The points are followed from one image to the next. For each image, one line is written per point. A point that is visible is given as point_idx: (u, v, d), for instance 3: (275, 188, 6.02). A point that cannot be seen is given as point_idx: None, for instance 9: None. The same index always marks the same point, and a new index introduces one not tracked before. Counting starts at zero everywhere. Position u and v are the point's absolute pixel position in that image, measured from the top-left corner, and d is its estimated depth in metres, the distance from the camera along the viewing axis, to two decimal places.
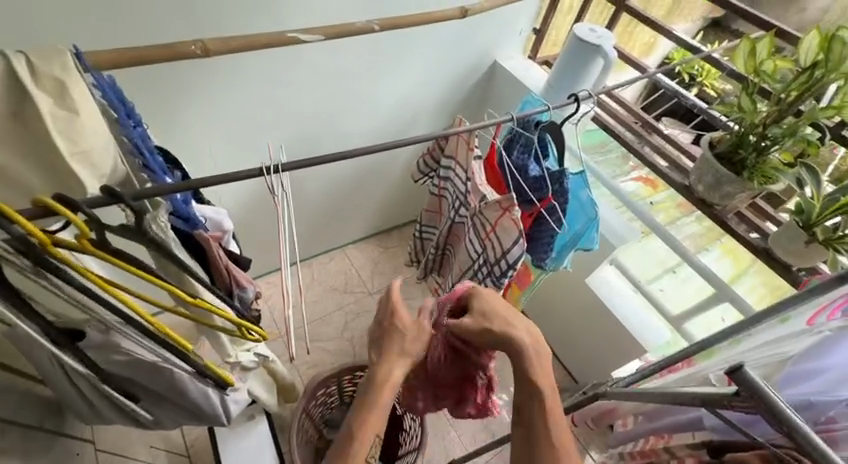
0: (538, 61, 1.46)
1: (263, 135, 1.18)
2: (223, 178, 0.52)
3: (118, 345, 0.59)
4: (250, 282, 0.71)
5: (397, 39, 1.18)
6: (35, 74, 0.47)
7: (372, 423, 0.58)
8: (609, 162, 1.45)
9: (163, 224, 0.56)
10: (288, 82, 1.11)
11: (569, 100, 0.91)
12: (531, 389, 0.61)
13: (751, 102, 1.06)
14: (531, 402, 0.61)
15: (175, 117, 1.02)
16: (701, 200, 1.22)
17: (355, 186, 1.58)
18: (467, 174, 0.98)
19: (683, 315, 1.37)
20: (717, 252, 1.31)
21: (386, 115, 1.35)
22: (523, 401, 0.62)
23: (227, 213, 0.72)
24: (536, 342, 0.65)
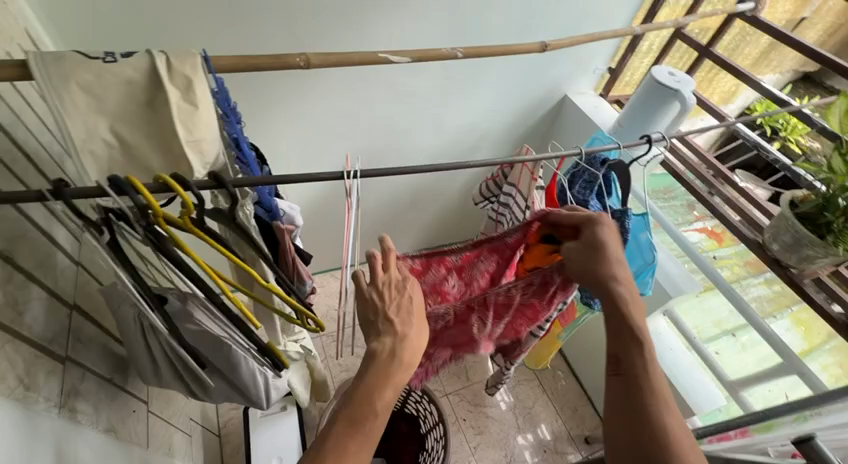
0: (609, 100, 1.46)
1: (336, 144, 1.26)
2: (307, 178, 0.57)
3: (192, 315, 0.66)
4: (310, 277, 0.76)
5: (473, 67, 1.23)
6: (171, 71, 0.55)
7: (385, 399, 0.58)
8: (674, 208, 1.42)
9: (248, 212, 0.62)
10: (364, 97, 1.18)
11: (641, 140, 0.90)
12: (625, 335, 0.63)
13: (843, 164, 1.00)
14: (629, 351, 0.61)
15: (262, 119, 1.12)
16: (774, 260, 1.16)
17: (410, 202, 1.62)
18: (527, 203, 1.00)
19: (738, 382, 1.25)
20: (787, 323, 1.21)
21: (452, 137, 1.39)
22: (620, 352, 0.62)
23: (299, 210, 0.78)
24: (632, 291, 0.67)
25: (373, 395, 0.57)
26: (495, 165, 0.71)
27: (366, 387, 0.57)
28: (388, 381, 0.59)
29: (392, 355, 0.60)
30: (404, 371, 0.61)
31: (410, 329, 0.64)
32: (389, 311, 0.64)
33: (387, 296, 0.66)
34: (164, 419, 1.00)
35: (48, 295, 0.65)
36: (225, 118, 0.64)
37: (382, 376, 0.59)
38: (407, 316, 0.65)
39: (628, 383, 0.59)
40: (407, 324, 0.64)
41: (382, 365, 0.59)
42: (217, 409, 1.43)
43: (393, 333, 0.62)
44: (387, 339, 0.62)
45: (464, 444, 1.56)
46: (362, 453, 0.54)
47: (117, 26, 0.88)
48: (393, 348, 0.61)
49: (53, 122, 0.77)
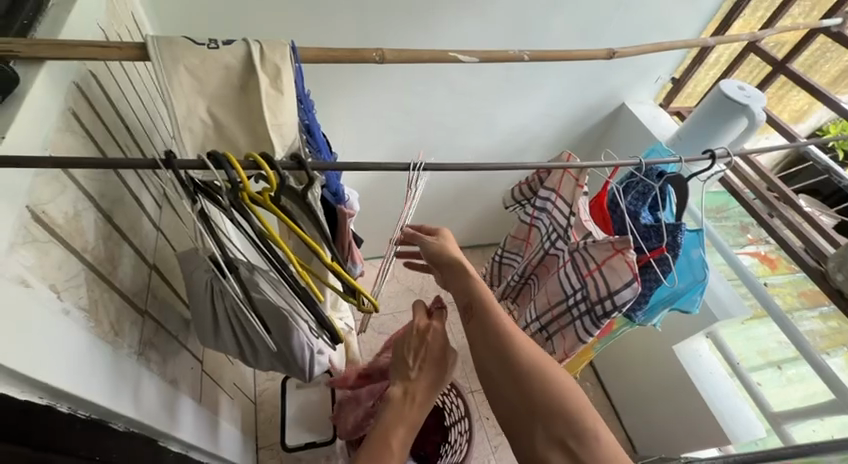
0: (669, 111, 1.42)
1: (389, 137, 1.30)
2: (378, 166, 0.60)
3: (257, 284, 0.70)
4: (360, 261, 0.82)
5: (532, 69, 1.23)
6: (264, 60, 0.60)
7: (400, 435, 0.70)
8: (725, 228, 1.37)
9: (315, 196, 0.64)
10: (422, 93, 1.21)
11: (704, 156, 0.87)
12: (486, 324, 0.67)
13: None
14: (490, 337, 0.66)
15: (324, 108, 1.18)
16: (838, 293, 1.10)
17: (454, 199, 1.65)
18: (570, 209, 0.98)
19: (782, 416, 1.19)
20: (840, 360, 1.13)
21: (502, 138, 1.40)
22: (477, 318, 0.69)
23: (357, 196, 0.83)
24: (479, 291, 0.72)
25: (387, 434, 0.70)
26: (539, 168, 0.74)
27: (384, 425, 0.71)
28: (403, 418, 0.72)
29: (405, 393, 0.75)
30: (417, 408, 0.74)
31: (424, 377, 0.76)
32: (409, 357, 0.79)
33: (410, 345, 0.80)
34: (214, 379, 1.08)
35: (134, 252, 0.72)
36: (300, 105, 0.69)
37: (395, 413, 0.73)
38: (421, 363, 0.77)
39: (497, 366, 0.63)
40: (424, 371, 0.77)
41: (395, 406, 0.73)
42: (256, 378, 1.53)
43: (401, 382, 0.77)
44: (401, 383, 0.77)
45: (485, 442, 1.58)
46: None
47: (205, 13, 0.95)
48: (405, 389, 0.76)
49: (148, 98, 0.85)
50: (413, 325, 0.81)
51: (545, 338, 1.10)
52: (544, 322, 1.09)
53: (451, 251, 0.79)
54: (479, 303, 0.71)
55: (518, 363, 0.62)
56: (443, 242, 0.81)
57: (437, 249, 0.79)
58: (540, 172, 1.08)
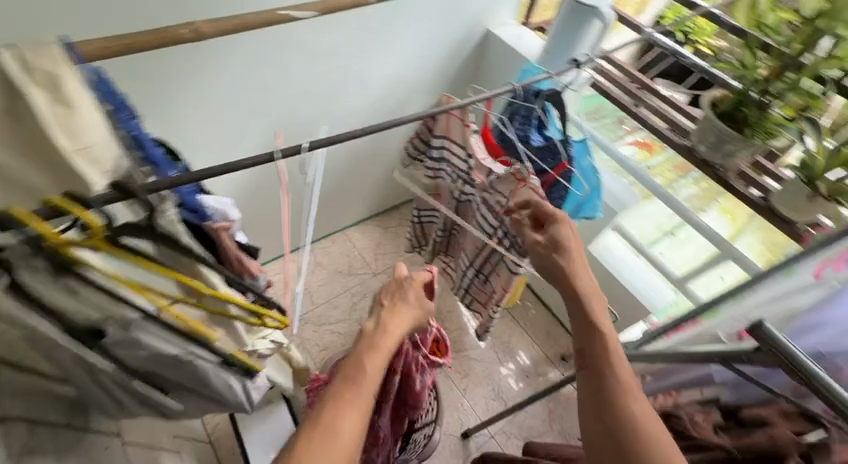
0: (532, 27, 1.43)
1: (256, 120, 1.14)
2: (229, 167, 0.55)
3: (138, 341, 0.57)
4: (261, 272, 0.74)
5: (386, 11, 1.14)
6: (26, 69, 0.45)
7: (375, 361, 0.58)
8: (605, 126, 1.46)
9: (171, 217, 0.56)
10: (279, 64, 1.07)
11: (570, 65, 0.89)
12: (587, 323, 0.60)
13: (752, 58, 1.08)
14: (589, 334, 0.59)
15: (165, 108, 0.99)
16: (704, 162, 1.22)
17: (352, 169, 1.54)
18: (467, 151, 0.97)
19: (685, 276, 1.37)
20: (716, 212, 1.32)
21: (380, 93, 1.31)
22: (584, 344, 0.59)
23: (231, 203, 0.71)
24: (590, 280, 0.66)
25: (351, 380, 0.55)
26: (427, 116, 0.70)
27: (351, 370, 0.56)
28: (379, 347, 0.61)
29: (377, 328, 0.64)
30: (390, 337, 0.63)
31: (399, 312, 0.68)
32: (384, 299, 0.70)
33: (391, 288, 0.73)
34: (144, 445, 0.95)
35: None
36: (115, 114, 0.57)
37: (371, 340, 0.61)
38: (394, 304, 0.69)
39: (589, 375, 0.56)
40: (404, 313, 0.69)
41: (370, 342, 0.61)
42: (201, 419, 1.39)
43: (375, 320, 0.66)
44: (375, 318, 0.66)
45: (454, 389, 1.63)
46: (338, 450, 0.48)
47: None
48: (377, 321, 0.65)
49: None
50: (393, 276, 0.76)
51: (483, 280, 1.13)
52: (477, 266, 1.11)
53: (570, 243, 0.71)
54: (572, 288, 0.65)
55: (611, 383, 0.54)
56: (560, 226, 0.74)
57: (554, 235, 0.72)
58: (427, 121, 1.03)
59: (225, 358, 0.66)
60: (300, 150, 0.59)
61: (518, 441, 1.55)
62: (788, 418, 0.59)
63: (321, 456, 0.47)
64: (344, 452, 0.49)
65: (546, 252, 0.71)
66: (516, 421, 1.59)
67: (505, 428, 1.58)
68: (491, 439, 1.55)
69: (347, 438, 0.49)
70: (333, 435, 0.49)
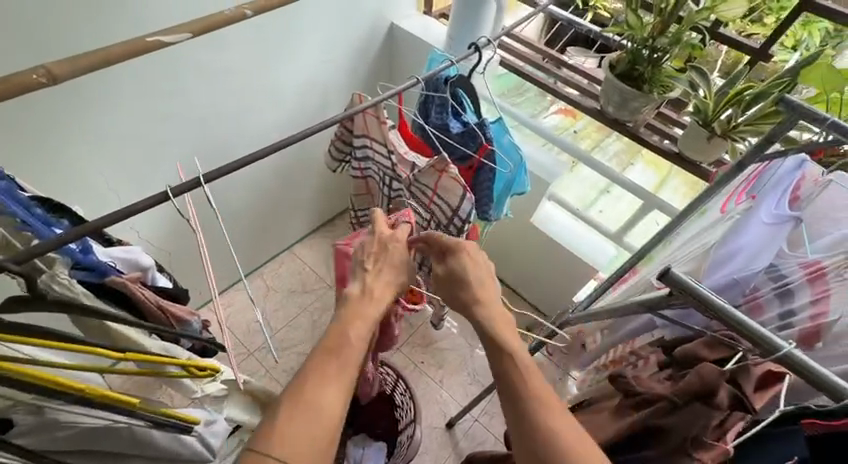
0: (435, 15, 1.43)
1: (163, 153, 1.07)
2: (118, 215, 0.50)
3: (54, 420, 0.53)
4: (192, 314, 0.66)
5: (281, 19, 1.09)
6: None
7: (359, 329, 0.54)
8: (529, 100, 1.51)
9: (67, 281, 0.53)
10: (175, 92, 1.00)
11: (470, 50, 0.89)
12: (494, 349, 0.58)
13: (636, 18, 1.13)
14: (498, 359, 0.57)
15: (49, 160, 0.90)
16: (614, 120, 1.30)
17: (282, 186, 1.48)
18: (387, 147, 0.96)
19: (620, 231, 1.46)
20: (641, 164, 1.41)
21: (295, 103, 1.27)
22: (498, 370, 0.57)
23: (140, 249, 0.67)
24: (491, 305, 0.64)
25: (336, 348, 0.51)
26: (339, 120, 0.69)
27: (335, 335, 0.53)
28: (363, 314, 0.57)
29: (363, 292, 0.60)
30: (375, 304, 0.59)
31: (384, 275, 0.64)
32: (366, 262, 0.65)
33: (369, 248, 0.68)
34: None
35: None
36: None
37: (353, 308, 0.57)
38: (376, 269, 0.65)
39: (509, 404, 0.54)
40: (380, 278, 0.63)
41: (358, 303, 0.58)
42: None
43: (361, 281, 0.62)
44: (358, 281, 0.62)
45: (431, 383, 1.64)
46: (321, 426, 0.46)
47: None
48: (363, 286, 0.61)
49: None
50: (377, 235, 0.71)
51: (427, 273, 1.12)
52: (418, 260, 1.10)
53: (468, 276, 0.67)
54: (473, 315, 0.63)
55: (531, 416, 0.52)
56: (458, 265, 0.69)
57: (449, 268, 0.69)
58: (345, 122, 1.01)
59: (156, 420, 0.56)
60: (199, 184, 0.56)
61: (501, 418, 1.59)
62: (711, 349, 0.64)
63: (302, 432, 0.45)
64: (324, 430, 0.46)
65: (448, 287, 0.68)
66: (496, 399, 1.63)
67: (486, 408, 1.60)
68: (476, 422, 1.57)
69: (331, 414, 0.47)
70: (315, 410, 0.46)
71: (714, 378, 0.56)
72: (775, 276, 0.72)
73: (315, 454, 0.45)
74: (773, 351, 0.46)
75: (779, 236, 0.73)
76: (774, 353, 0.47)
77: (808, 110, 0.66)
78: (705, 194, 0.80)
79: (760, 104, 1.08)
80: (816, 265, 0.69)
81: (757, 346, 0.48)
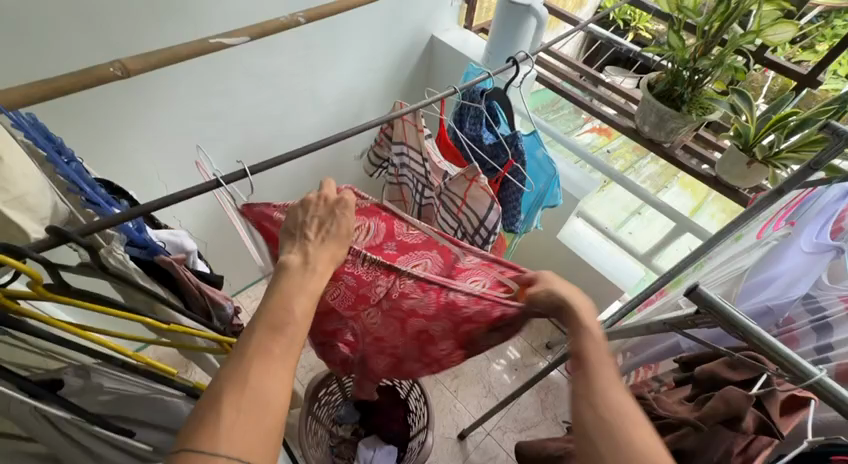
0: (474, 30, 1.47)
1: (211, 147, 1.14)
2: (171, 199, 0.54)
3: (99, 384, 0.57)
4: (227, 299, 0.72)
5: (328, 29, 1.15)
6: None
7: (304, 302, 0.52)
8: (563, 117, 1.50)
9: (121, 256, 0.56)
10: (226, 91, 1.07)
11: (508, 64, 0.91)
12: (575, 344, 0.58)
13: (679, 39, 1.13)
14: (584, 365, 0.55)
15: (110, 146, 0.97)
16: (649, 140, 1.28)
17: (316, 186, 1.53)
18: (423, 154, 0.98)
19: (649, 254, 1.44)
20: (678, 187, 1.39)
21: (334, 108, 1.32)
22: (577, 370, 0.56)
23: (186, 234, 0.72)
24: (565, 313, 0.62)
25: (279, 328, 0.49)
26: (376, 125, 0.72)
27: (274, 311, 0.50)
28: (307, 285, 0.54)
29: (306, 262, 0.56)
30: (319, 279, 0.56)
31: (329, 246, 0.59)
32: (308, 231, 0.59)
33: (315, 212, 0.61)
34: None
35: None
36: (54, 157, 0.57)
37: (298, 283, 0.54)
38: (325, 237, 0.59)
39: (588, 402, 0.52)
40: (322, 247, 0.58)
41: (299, 272, 0.55)
42: None
43: (308, 249, 0.57)
44: (299, 249, 0.57)
45: (445, 392, 1.63)
46: (263, 414, 0.45)
47: None
48: (306, 253, 0.57)
49: None
50: (320, 194, 0.63)
51: None
52: None
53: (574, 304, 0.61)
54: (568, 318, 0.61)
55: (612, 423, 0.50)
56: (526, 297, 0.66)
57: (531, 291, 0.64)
58: (385, 127, 1.05)
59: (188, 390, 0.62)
60: (244, 174, 0.59)
61: (514, 434, 1.56)
62: (736, 370, 0.63)
63: (240, 418, 0.44)
64: (272, 417, 0.46)
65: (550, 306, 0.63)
66: (510, 415, 1.60)
67: (500, 423, 1.58)
68: (488, 436, 1.55)
69: (280, 397, 0.46)
70: (260, 397, 0.45)
71: (740, 403, 0.54)
72: (813, 307, 0.71)
73: (262, 444, 0.44)
74: (803, 377, 0.45)
75: (818, 265, 0.70)
76: (805, 381, 0.45)
77: None
78: (734, 217, 0.78)
79: (805, 131, 1.05)
80: None
81: (786, 371, 0.47)
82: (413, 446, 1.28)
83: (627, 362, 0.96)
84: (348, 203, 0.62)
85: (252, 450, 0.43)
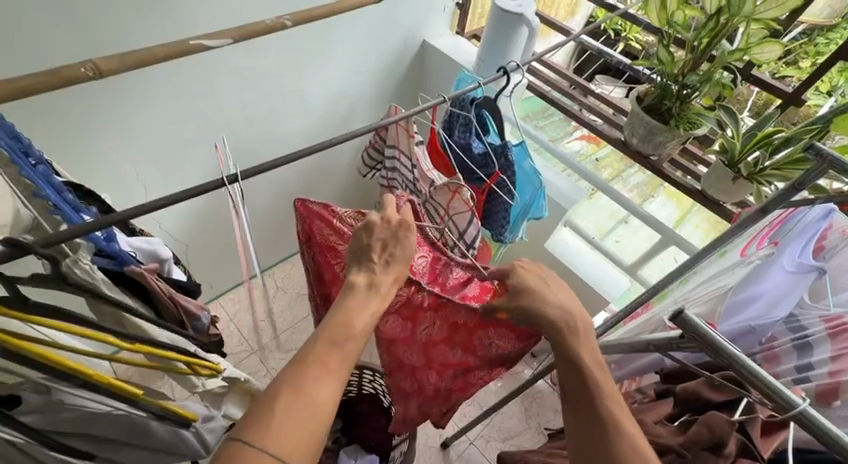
0: (467, 36, 1.46)
1: (192, 148, 1.10)
2: (144, 208, 0.51)
3: (63, 401, 0.53)
4: (203, 309, 0.69)
5: (318, 30, 1.13)
6: None
7: (364, 318, 0.56)
8: (554, 124, 1.50)
9: (88, 266, 0.54)
10: (210, 92, 1.04)
11: (499, 73, 0.91)
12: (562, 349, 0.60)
13: (668, 53, 1.13)
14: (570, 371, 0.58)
15: (85, 146, 0.93)
16: (637, 153, 1.29)
17: (304, 189, 1.51)
18: (412, 162, 0.97)
19: (636, 264, 1.44)
20: (663, 197, 1.40)
21: (322, 111, 1.30)
22: (564, 375, 0.59)
23: (161, 241, 0.69)
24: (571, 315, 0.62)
25: (340, 338, 0.53)
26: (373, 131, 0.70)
27: (338, 324, 0.54)
28: (369, 301, 0.58)
29: (371, 285, 0.60)
30: (381, 299, 0.59)
31: (393, 268, 0.63)
32: (374, 253, 0.63)
33: (381, 233, 0.65)
34: None
35: None
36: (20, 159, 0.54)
37: (362, 301, 0.58)
38: (389, 261, 0.63)
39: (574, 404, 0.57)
40: (387, 268, 0.63)
41: (359, 290, 0.59)
42: None
43: (373, 269, 0.62)
44: (365, 270, 0.61)
45: None
46: (312, 416, 0.47)
47: None
48: (371, 275, 0.61)
49: None
50: (386, 217, 0.67)
51: None
52: None
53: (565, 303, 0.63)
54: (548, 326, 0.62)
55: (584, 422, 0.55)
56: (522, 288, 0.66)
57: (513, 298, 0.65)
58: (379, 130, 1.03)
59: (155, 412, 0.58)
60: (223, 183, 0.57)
61: (497, 443, 1.55)
62: (717, 391, 0.64)
63: (290, 417, 0.46)
64: (317, 424, 0.47)
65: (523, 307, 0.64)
66: (494, 423, 1.59)
67: (483, 432, 1.57)
68: (471, 445, 1.54)
69: (327, 403, 0.48)
70: (311, 401, 0.47)
71: (723, 427, 0.55)
72: (794, 327, 0.71)
73: (305, 451, 0.46)
74: (787, 408, 0.45)
75: (801, 285, 0.70)
76: (788, 410, 0.45)
77: (839, 161, 0.65)
78: (716, 237, 0.78)
79: (790, 148, 1.06)
80: (837, 320, 0.67)
81: (771, 401, 0.46)
82: (394, 456, 1.26)
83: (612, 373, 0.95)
84: (409, 225, 0.67)
85: (297, 455, 0.45)
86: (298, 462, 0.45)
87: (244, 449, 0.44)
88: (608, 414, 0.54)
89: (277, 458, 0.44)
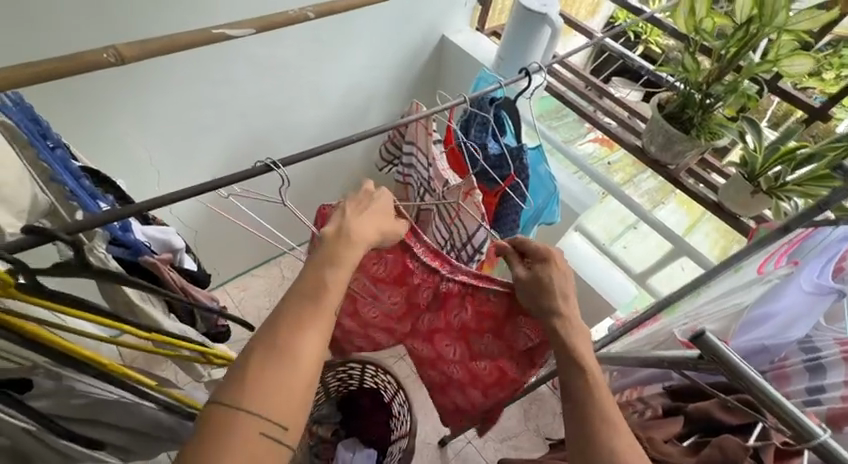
0: (486, 33, 1.44)
1: (206, 136, 1.09)
2: (163, 201, 0.50)
3: (73, 388, 0.54)
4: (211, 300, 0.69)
5: (337, 22, 1.11)
6: None
7: (339, 272, 0.55)
8: (567, 126, 1.47)
9: (102, 254, 0.54)
10: (227, 80, 1.03)
11: (521, 75, 0.89)
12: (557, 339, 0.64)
13: (693, 61, 1.11)
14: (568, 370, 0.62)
15: (101, 129, 0.93)
16: (653, 161, 1.27)
17: (315, 180, 1.50)
18: (428, 160, 0.96)
19: (645, 272, 1.44)
20: (675, 205, 1.38)
21: (337, 103, 1.29)
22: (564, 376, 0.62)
23: (175, 231, 0.69)
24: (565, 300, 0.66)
25: (317, 295, 0.52)
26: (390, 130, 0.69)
27: (312, 278, 0.54)
28: (343, 255, 0.57)
29: (341, 232, 0.59)
30: (355, 249, 0.58)
31: (367, 220, 0.62)
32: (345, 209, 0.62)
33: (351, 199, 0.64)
34: None
35: None
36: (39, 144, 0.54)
37: (333, 250, 0.57)
38: (358, 212, 0.62)
39: (574, 405, 0.59)
40: (361, 220, 0.61)
41: (334, 241, 0.58)
42: None
43: (342, 222, 0.60)
44: (335, 220, 0.60)
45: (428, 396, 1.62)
46: (294, 372, 0.48)
47: None
48: (339, 224, 0.59)
49: None
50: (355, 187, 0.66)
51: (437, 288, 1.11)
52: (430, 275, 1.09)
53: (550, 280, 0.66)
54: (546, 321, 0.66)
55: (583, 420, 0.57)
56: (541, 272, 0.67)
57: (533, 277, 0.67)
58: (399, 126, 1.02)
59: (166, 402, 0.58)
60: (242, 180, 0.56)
61: (495, 443, 1.56)
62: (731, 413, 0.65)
63: (269, 375, 0.47)
64: (300, 381, 0.48)
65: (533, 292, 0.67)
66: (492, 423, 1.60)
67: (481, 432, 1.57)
68: (468, 444, 1.54)
69: (311, 361, 0.49)
70: (293, 360, 0.48)
71: (735, 451, 0.55)
72: (808, 348, 0.70)
73: (293, 408, 0.47)
74: (807, 437, 0.43)
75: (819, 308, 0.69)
76: (809, 440, 0.43)
77: None
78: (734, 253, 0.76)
79: (813, 164, 1.04)
80: None
81: (790, 429, 0.45)
82: (392, 451, 1.27)
83: (617, 381, 0.95)
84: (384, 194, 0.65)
85: (281, 413, 0.46)
86: (284, 420, 0.46)
87: (228, 411, 0.45)
88: (607, 417, 0.57)
89: (264, 417, 0.45)
